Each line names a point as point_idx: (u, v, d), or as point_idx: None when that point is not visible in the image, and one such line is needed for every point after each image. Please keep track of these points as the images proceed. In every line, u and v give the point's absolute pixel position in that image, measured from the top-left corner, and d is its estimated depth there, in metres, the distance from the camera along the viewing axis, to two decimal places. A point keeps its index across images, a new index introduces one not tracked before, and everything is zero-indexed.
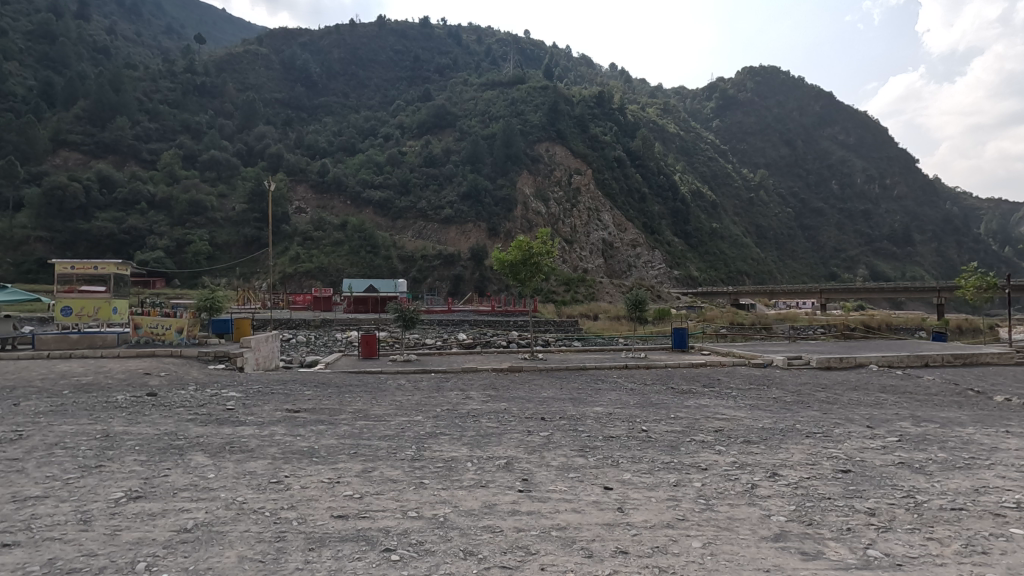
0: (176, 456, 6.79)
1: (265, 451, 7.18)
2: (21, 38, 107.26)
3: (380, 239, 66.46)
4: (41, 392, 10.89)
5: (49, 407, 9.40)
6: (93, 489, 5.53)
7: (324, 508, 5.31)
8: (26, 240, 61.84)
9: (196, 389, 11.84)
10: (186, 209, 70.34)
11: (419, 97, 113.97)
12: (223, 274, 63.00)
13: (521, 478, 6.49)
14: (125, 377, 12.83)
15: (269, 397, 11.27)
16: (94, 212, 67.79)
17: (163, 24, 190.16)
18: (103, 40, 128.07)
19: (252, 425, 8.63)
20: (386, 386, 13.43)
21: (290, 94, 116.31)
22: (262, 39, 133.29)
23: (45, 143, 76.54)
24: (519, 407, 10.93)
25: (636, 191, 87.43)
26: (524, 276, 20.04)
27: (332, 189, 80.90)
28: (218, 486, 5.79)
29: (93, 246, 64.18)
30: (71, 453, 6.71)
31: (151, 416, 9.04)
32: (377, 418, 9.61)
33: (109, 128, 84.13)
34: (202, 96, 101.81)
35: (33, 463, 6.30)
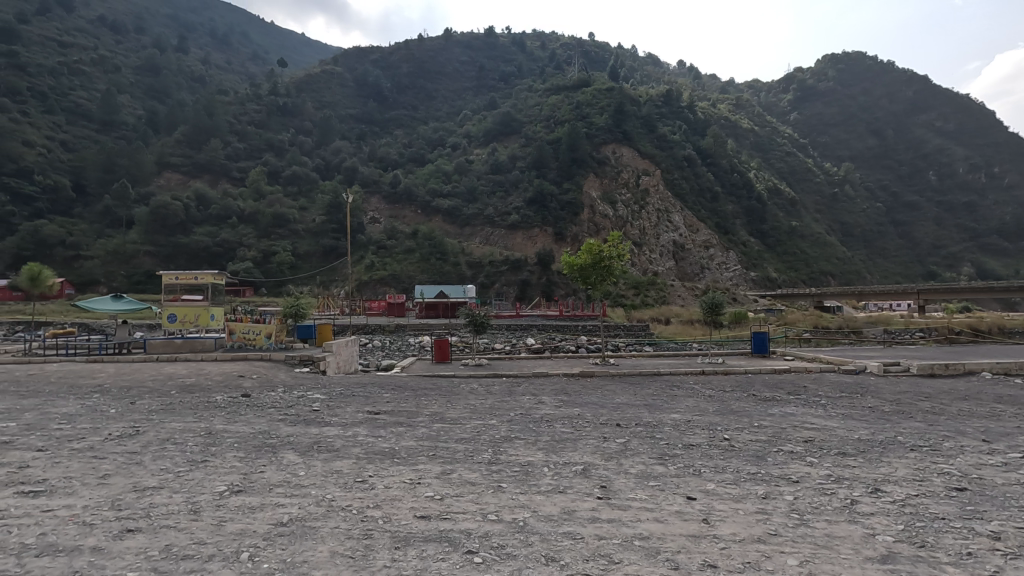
0: (271, 454, 7.19)
1: (350, 450, 7.49)
2: (131, 73, 119.71)
3: (449, 246, 68.06)
4: (153, 391, 12.04)
5: (160, 406, 10.28)
6: (200, 482, 5.98)
7: (408, 509, 5.43)
8: (135, 255, 68.34)
9: (285, 390, 12.66)
10: (271, 222, 75.23)
11: (484, 105, 116.01)
12: (304, 282, 66.54)
13: (599, 484, 6.39)
14: (223, 379, 13.90)
15: (350, 399, 11.74)
16: (192, 227, 73.93)
17: (250, 50, 205.57)
18: (199, 70, 140.34)
19: (336, 426, 9.04)
20: (459, 390, 13.66)
21: (363, 110, 121.85)
22: (338, 59, 140.60)
23: (151, 167, 84.61)
24: (593, 413, 10.79)
25: (707, 190, 84.60)
26: (594, 280, 19.85)
27: (403, 199, 83.77)
28: (309, 483, 6.09)
29: (191, 259, 69.98)
30: (179, 448, 7.29)
31: (247, 415, 9.67)
32: (453, 420, 9.82)
33: (205, 150, 91.69)
34: (284, 116, 108.71)
35: (148, 456, 6.90)
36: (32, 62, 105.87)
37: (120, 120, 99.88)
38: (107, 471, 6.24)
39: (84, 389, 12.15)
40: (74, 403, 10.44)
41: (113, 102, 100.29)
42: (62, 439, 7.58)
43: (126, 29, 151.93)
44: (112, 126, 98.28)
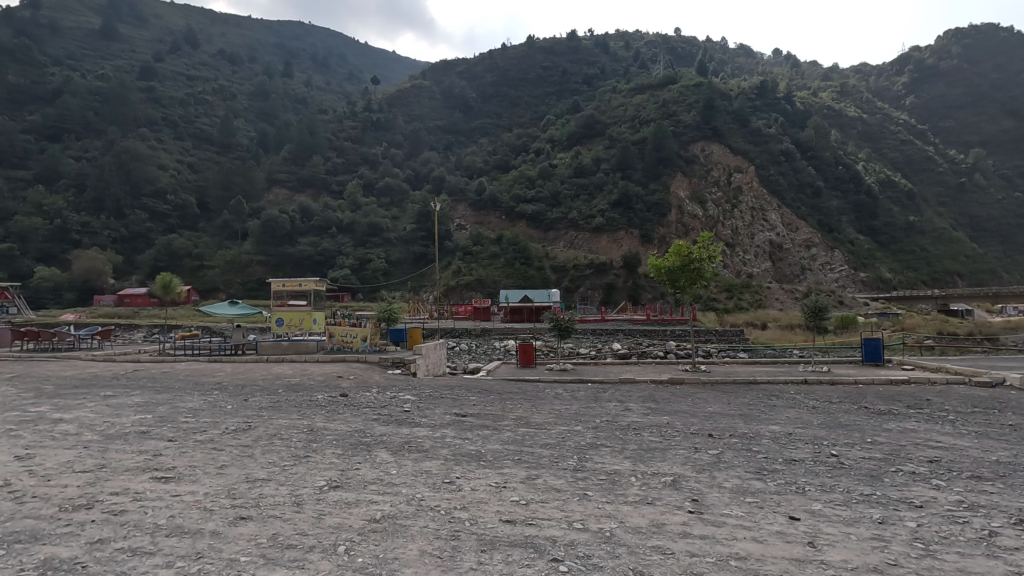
0: (366, 452, 7.57)
1: (438, 452, 7.68)
2: (245, 99, 132.12)
3: (533, 251, 68.48)
4: (264, 390, 13.09)
5: (269, 403, 11.18)
6: (303, 476, 6.40)
7: (493, 511, 5.51)
8: (249, 264, 75.10)
9: (379, 391, 13.29)
10: (366, 232, 79.61)
11: (568, 109, 115.83)
12: (397, 287, 69.66)
13: (690, 497, 6.08)
14: (323, 379, 14.90)
15: (438, 401, 12.11)
16: (297, 238, 80.01)
17: (347, 70, 219.66)
18: (302, 92, 152.05)
19: (426, 427, 9.34)
20: (545, 394, 13.67)
21: (449, 120, 125.96)
22: (426, 74, 146.65)
23: (262, 184, 92.82)
24: (684, 422, 10.33)
25: (808, 185, 78.85)
26: (683, 283, 19.05)
27: (488, 205, 85.49)
28: (400, 482, 6.32)
29: (296, 267, 75.77)
30: (285, 444, 7.87)
31: (344, 414, 10.27)
32: (538, 426, 9.81)
33: (308, 166, 99.08)
34: (377, 131, 114.87)
35: (259, 449, 7.53)
36: (167, 95, 120.20)
37: (237, 142, 110.57)
38: (224, 461, 6.88)
39: (207, 386, 13.52)
40: (199, 399, 11.63)
41: (231, 127, 111.30)
42: (188, 432, 8.44)
43: (242, 60, 168.34)
44: (230, 148, 108.92)
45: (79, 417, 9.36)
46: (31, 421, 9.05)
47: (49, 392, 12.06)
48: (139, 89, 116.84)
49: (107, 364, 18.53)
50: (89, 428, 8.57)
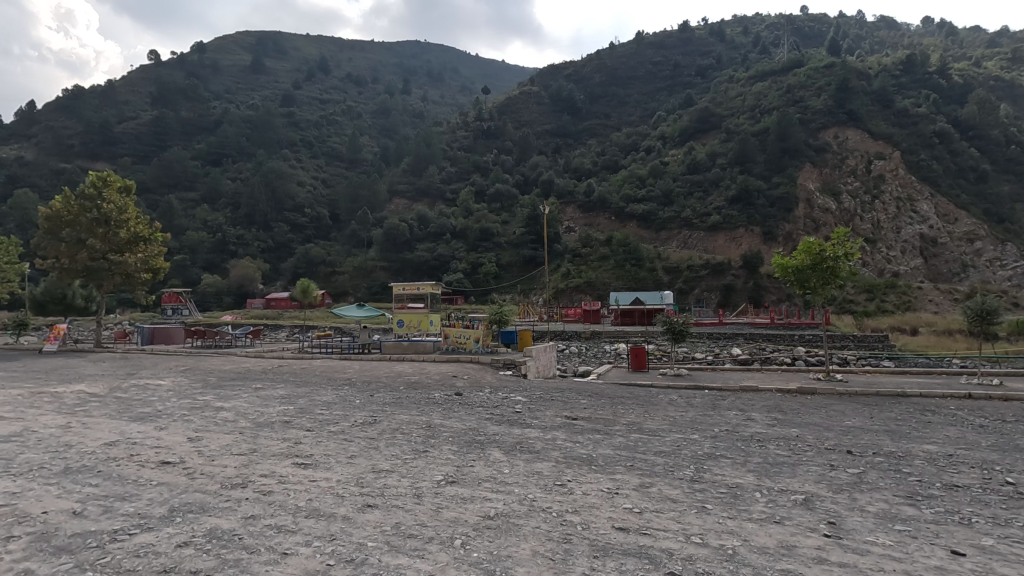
0: (480, 449, 7.81)
1: (549, 454, 7.72)
2: (369, 118, 143.09)
3: (644, 252, 66.47)
4: (388, 386, 14.08)
5: (392, 399, 11.99)
6: (422, 470, 6.76)
7: (605, 517, 5.42)
8: (373, 269, 81.04)
9: (491, 391, 13.65)
10: (478, 237, 82.25)
11: (680, 103, 111.18)
12: (507, 290, 71.22)
13: (826, 519, 5.51)
14: (440, 378, 15.62)
15: (548, 403, 12.16)
16: (415, 244, 84.88)
17: (459, 82, 229.35)
18: (418, 107, 161.34)
19: (537, 428, 9.41)
20: (658, 400, 13.15)
21: (558, 124, 126.57)
22: (535, 80, 148.79)
23: (384, 195, 99.83)
24: (817, 436, 9.41)
25: (969, 169, 68.49)
26: (815, 284, 17.32)
27: (597, 207, 84.50)
28: (513, 481, 6.43)
29: (415, 272, 80.36)
30: (406, 438, 8.37)
31: (459, 412, 10.67)
32: (651, 432, 9.48)
33: (425, 176, 104.83)
34: (488, 139, 118.53)
35: (383, 443, 8.06)
36: (304, 119, 133.88)
37: (363, 158, 120.07)
38: (353, 452, 7.47)
39: (338, 381, 14.83)
40: (332, 393, 12.75)
41: (357, 143, 121.15)
42: (324, 423, 9.29)
43: (366, 82, 182.85)
44: (357, 164, 118.54)
45: (236, 406, 10.69)
46: (198, 408, 10.47)
47: (213, 383, 13.95)
48: (282, 115, 131.43)
49: (257, 360, 21.04)
50: (244, 416, 9.75)
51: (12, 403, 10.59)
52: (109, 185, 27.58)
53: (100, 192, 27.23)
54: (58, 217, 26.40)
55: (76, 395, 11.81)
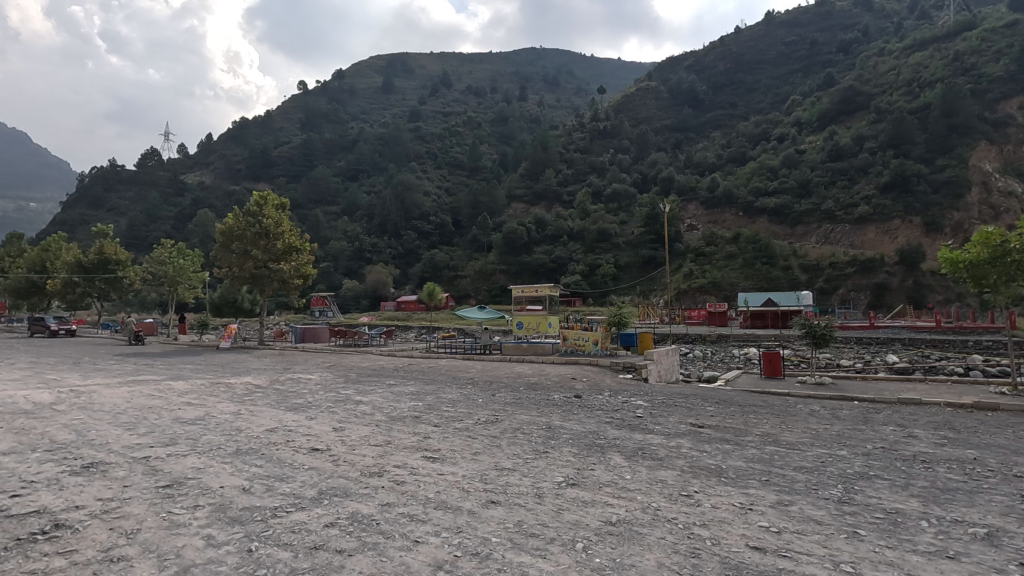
0: (600, 453, 7.68)
1: (674, 462, 7.40)
2: (488, 127, 148.37)
3: (778, 249, 61.33)
4: (510, 386, 14.44)
5: (513, 399, 12.28)
6: (542, 470, 6.81)
7: (737, 533, 5.05)
8: (493, 273, 83.69)
9: (611, 394, 13.42)
10: (595, 237, 81.42)
11: (819, 85, 101.16)
12: (626, 292, 69.63)
13: (1017, 560, 4.63)
14: (560, 380, 15.67)
15: (672, 409, 11.65)
16: (533, 247, 86.26)
17: (575, 84, 229.15)
18: (535, 112, 163.97)
19: (660, 435, 9.07)
20: (797, 411, 12.03)
21: (679, 118, 121.43)
22: (653, 74, 144.19)
23: (503, 200, 102.82)
24: (1002, 460, 7.98)
25: None
26: (996, 280, 14.67)
27: (722, 202, 79.62)
28: (635, 488, 6.24)
29: (533, 275, 81.59)
30: (525, 438, 8.49)
31: (578, 415, 10.63)
32: (789, 445, 8.69)
33: (541, 180, 106.17)
34: (605, 138, 117.08)
35: (503, 442, 8.24)
36: (429, 132, 142.34)
37: (483, 165, 124.88)
38: (477, 448, 7.76)
39: (462, 380, 15.55)
40: (456, 391, 13.40)
41: (477, 152, 126.16)
42: (450, 419, 9.73)
43: (485, 92, 189.97)
44: (477, 172, 123.53)
45: (372, 400, 11.64)
46: (341, 401, 11.57)
47: (352, 378, 15.38)
48: (409, 131, 141.03)
49: (390, 358, 22.69)
50: (379, 409, 10.57)
51: (199, 391, 12.56)
52: (269, 202, 31.39)
53: (262, 209, 31.12)
54: (230, 232, 30.62)
55: (246, 385, 13.71)
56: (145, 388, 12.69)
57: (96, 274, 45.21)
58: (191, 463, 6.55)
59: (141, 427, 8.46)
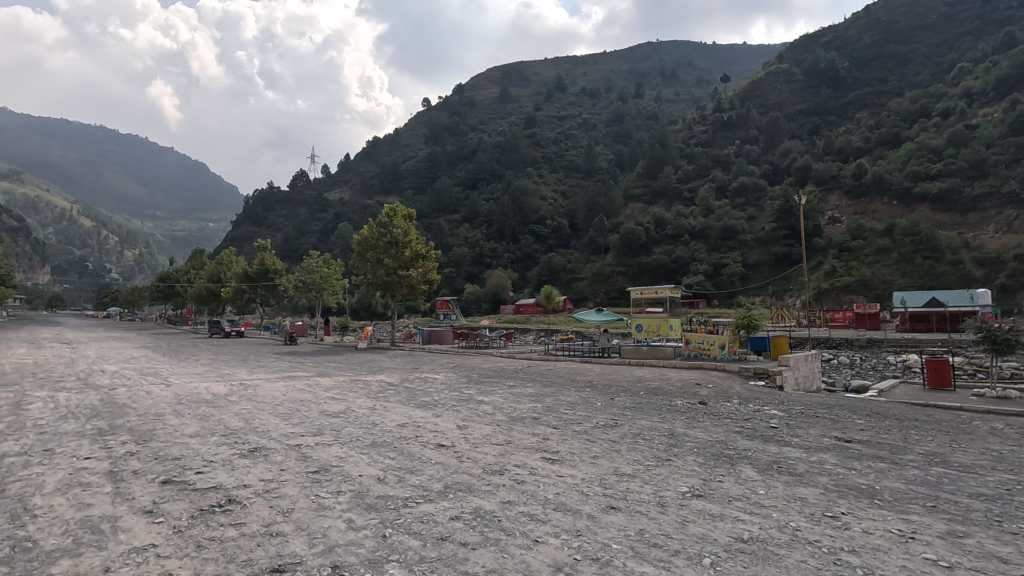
0: (728, 465, 7.21)
1: (816, 479, 6.70)
2: (604, 128, 146.90)
3: (943, 241, 53.42)
4: (629, 390, 14.06)
5: (633, 404, 11.93)
6: (666, 478, 6.54)
7: (894, 565, 4.43)
8: (611, 274, 82.48)
9: (741, 402, 12.47)
10: (720, 235, 76.86)
11: (995, 48, 86.65)
12: (757, 292, 64.76)
13: None
14: (682, 385, 14.90)
15: (813, 421, 10.54)
16: (652, 248, 83.65)
17: (695, 75, 218.45)
18: (653, 108, 159.04)
19: (798, 448, 8.28)
20: (974, 429, 10.27)
21: (816, 100, 110.69)
22: (784, 56, 133.08)
23: (620, 201, 101.28)
24: None
25: None
26: None
27: (871, 190, 71.14)
28: (770, 505, 5.75)
29: (653, 276, 79.03)
30: (647, 445, 8.22)
31: (705, 423, 10.07)
32: (963, 467, 7.46)
33: (660, 177, 102.59)
34: (729, 129, 110.23)
35: (624, 446, 8.06)
36: (545, 137, 144.27)
37: (598, 167, 123.80)
38: (596, 452, 7.66)
39: (580, 383, 15.44)
40: (575, 394, 13.32)
41: (593, 153, 125.28)
42: (568, 422, 9.71)
43: (600, 93, 188.18)
44: (593, 174, 122.85)
45: (493, 400, 11.98)
46: (465, 400, 12.08)
47: (474, 379, 16.06)
48: (525, 137, 143.92)
49: (510, 360, 23.30)
50: (500, 409, 10.88)
51: (340, 387, 13.89)
52: (397, 214, 33.77)
53: (392, 220, 33.59)
54: (365, 242, 33.40)
55: (380, 383, 14.90)
56: (297, 383, 14.36)
57: (259, 283, 51.76)
58: (334, 452, 7.23)
59: (294, 418, 9.52)
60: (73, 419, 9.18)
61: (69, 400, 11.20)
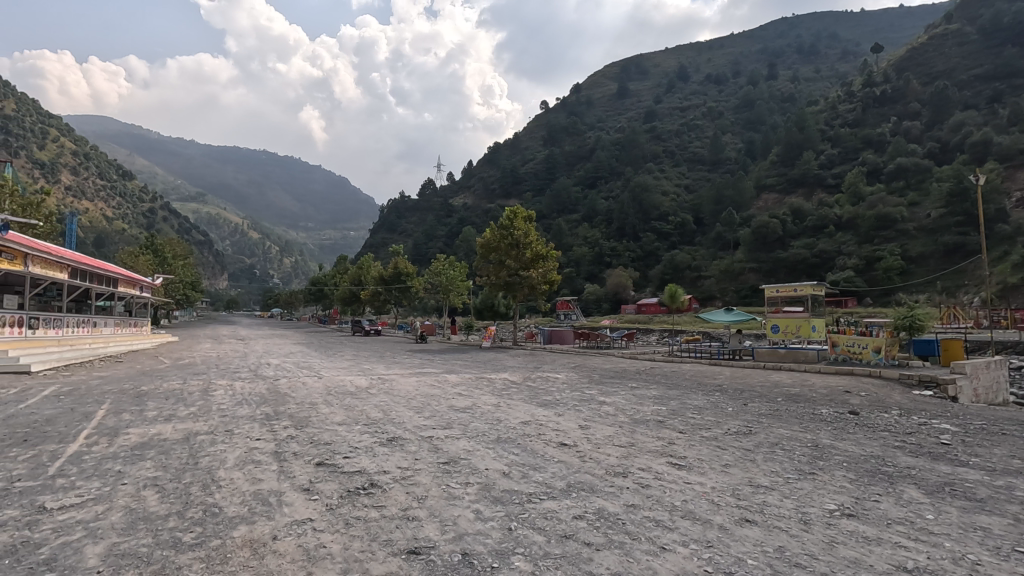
0: (887, 484, 6.39)
1: (1004, 508, 5.68)
2: (732, 116, 138.19)
3: None
4: (762, 396, 13.01)
5: (769, 410, 11.05)
6: (810, 494, 5.97)
7: None
8: (742, 271, 77.43)
9: (901, 414, 10.97)
10: (873, 224, 68.30)
11: None
12: (920, 289, 56.70)
13: None
14: (828, 393, 13.46)
15: (996, 439, 8.97)
16: (789, 241, 76.87)
17: (840, 48, 196.33)
18: (788, 89, 145.86)
19: (977, 470, 7.11)
20: None
21: (997, 61, 93.97)
22: (954, 15, 114.87)
23: (751, 192, 94.84)
24: None
25: None
26: None
27: None
28: (942, 532, 4.99)
29: (791, 272, 72.46)
30: (787, 455, 7.56)
31: (856, 434, 9.02)
32: None
33: (798, 164, 93.85)
34: (883, 105, 97.52)
35: (760, 456, 7.49)
36: (667, 131, 139.03)
37: (726, 157, 116.33)
38: (728, 460, 7.21)
39: (708, 386, 14.64)
40: (703, 398, 12.66)
41: (719, 143, 118.01)
42: (696, 427, 9.26)
43: (727, 78, 176.54)
44: (720, 165, 116.26)
45: (614, 401, 11.78)
46: (586, 400, 12.06)
47: (595, 379, 15.96)
48: (646, 132, 139.78)
49: (632, 360, 22.79)
50: (622, 411, 10.68)
51: (466, 383, 14.61)
52: (518, 216, 34.50)
53: (513, 223, 34.42)
54: (488, 245, 34.56)
55: (503, 380, 15.45)
56: (427, 379, 15.40)
57: (393, 286, 55.97)
58: (462, 446, 7.59)
59: (426, 411, 10.18)
60: (247, 405, 10.68)
61: (244, 388, 13.05)
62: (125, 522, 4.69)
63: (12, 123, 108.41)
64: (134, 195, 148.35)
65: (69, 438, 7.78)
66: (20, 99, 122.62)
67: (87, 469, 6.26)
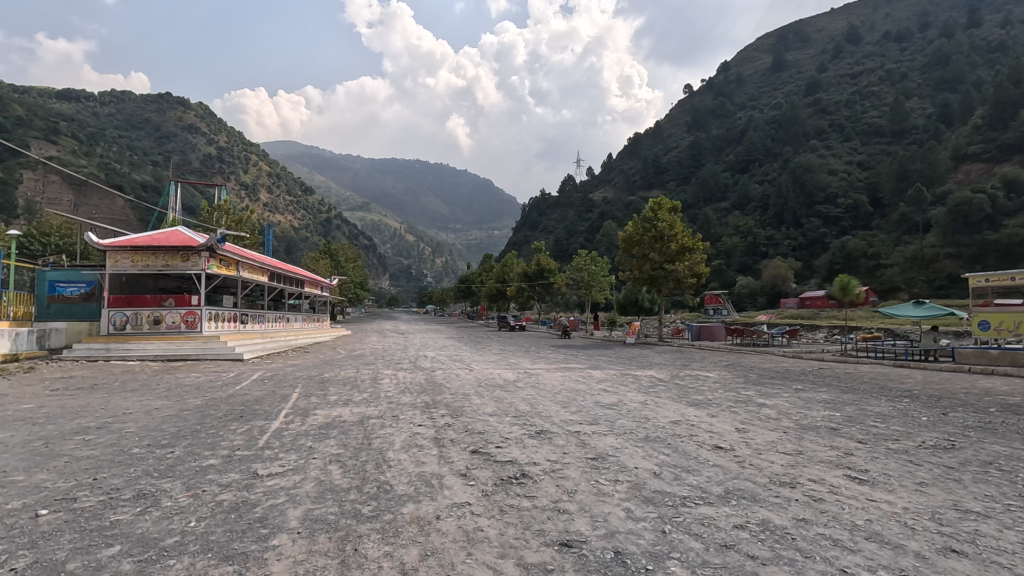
0: None
1: None
2: (919, 78, 119.09)
3: None
4: (965, 404, 11.03)
5: (978, 423, 9.26)
6: None
7: None
8: (936, 258, 65.96)
9: None
10: None
11: None
12: None
13: None
14: None
15: None
16: (1002, 221, 63.82)
17: None
18: (999, 36, 120.91)
19: None
20: None
21: None
22: None
23: (947, 163, 80.54)
24: None
25: None
26: None
27: None
28: None
29: (1005, 256, 59.92)
30: (1009, 478, 6.25)
31: None
32: None
33: (1013, 126, 77.52)
34: None
35: (968, 476, 6.32)
36: (834, 102, 123.94)
37: (912, 125, 100.07)
38: (924, 478, 6.19)
39: (892, 391, 12.68)
40: (886, 404, 11.04)
41: (903, 110, 101.90)
42: (879, 437, 8.11)
43: (913, 33, 151.35)
44: (903, 135, 100.61)
45: (777, 404, 10.80)
46: (742, 400, 11.26)
47: (753, 379, 14.78)
48: (808, 107, 125.97)
49: (795, 360, 20.70)
50: (787, 415, 9.72)
51: (611, 379, 14.47)
52: (663, 207, 33.22)
53: (657, 214, 33.12)
54: (631, 239, 33.73)
55: (650, 377, 15.06)
56: (572, 374, 15.48)
57: (537, 282, 57.28)
58: (611, 442, 7.49)
59: (571, 407, 10.23)
60: (409, 393, 11.70)
61: (406, 377, 14.37)
62: (318, 492, 5.42)
63: (225, 152, 130.90)
64: (315, 207, 170.89)
65: (272, 416, 9.20)
66: (231, 132, 147.80)
67: (287, 443, 7.34)
